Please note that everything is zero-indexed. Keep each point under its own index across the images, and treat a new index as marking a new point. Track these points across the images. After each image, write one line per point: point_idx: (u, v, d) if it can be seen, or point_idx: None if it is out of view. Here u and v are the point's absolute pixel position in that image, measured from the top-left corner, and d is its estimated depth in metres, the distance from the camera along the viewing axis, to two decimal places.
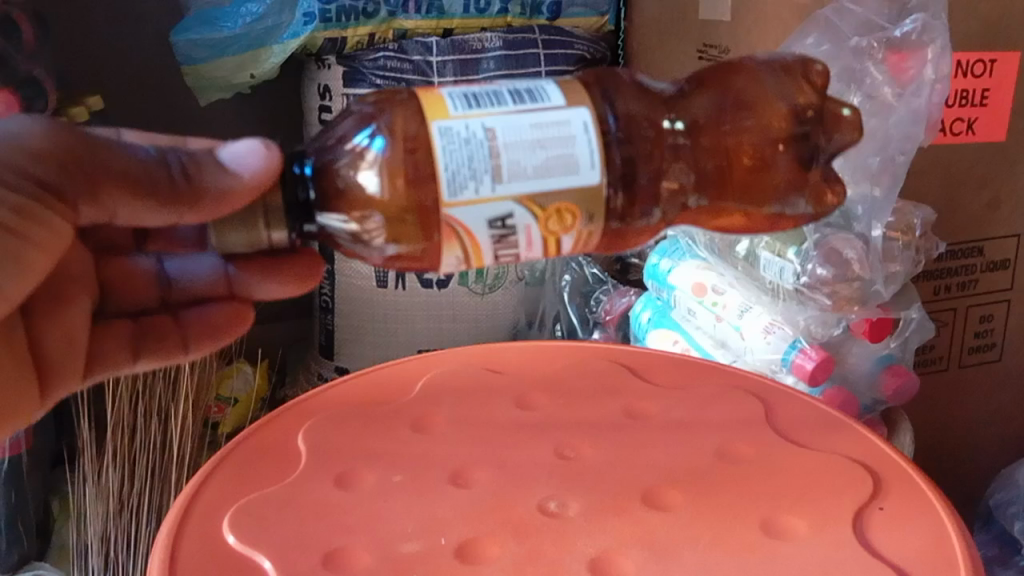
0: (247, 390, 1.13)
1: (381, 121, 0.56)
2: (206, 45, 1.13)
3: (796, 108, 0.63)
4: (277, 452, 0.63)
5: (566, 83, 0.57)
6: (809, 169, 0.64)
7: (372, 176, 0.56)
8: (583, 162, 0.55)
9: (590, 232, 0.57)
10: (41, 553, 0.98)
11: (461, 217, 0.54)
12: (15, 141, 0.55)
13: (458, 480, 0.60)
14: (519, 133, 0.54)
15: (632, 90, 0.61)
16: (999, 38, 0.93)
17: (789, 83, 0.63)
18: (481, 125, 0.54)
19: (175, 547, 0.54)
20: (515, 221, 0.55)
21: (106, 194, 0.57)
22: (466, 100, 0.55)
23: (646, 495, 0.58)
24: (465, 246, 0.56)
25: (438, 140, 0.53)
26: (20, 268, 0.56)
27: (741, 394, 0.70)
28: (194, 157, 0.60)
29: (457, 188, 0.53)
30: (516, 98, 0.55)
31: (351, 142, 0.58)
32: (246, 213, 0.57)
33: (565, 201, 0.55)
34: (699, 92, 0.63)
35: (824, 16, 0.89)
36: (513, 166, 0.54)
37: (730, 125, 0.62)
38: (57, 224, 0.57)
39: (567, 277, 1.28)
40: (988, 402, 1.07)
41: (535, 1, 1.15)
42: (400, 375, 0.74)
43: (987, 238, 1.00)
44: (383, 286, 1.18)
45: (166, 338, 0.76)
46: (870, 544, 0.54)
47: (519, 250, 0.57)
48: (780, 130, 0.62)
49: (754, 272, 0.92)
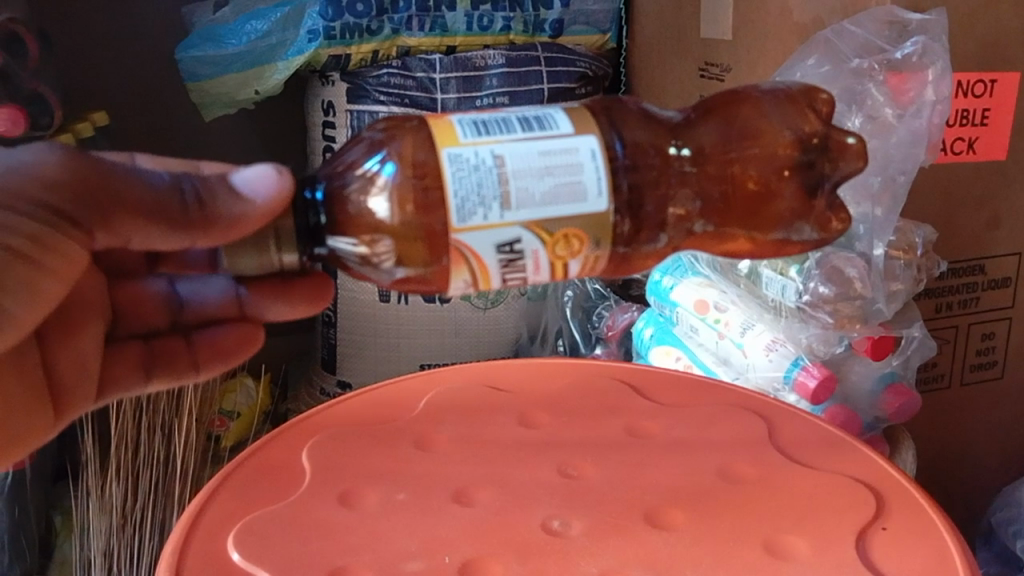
0: (250, 404, 1.14)
1: (392, 148, 0.57)
2: (213, 63, 1.14)
3: (801, 137, 0.63)
4: (281, 469, 0.63)
5: (574, 111, 0.58)
6: (814, 197, 0.65)
7: (383, 202, 0.57)
8: (591, 190, 0.55)
9: (597, 256, 0.57)
10: (43, 569, 0.97)
11: (469, 242, 0.55)
12: (29, 171, 0.55)
13: (460, 498, 0.60)
14: (527, 162, 0.54)
15: (637, 119, 0.62)
16: (997, 59, 0.94)
17: (793, 113, 0.64)
18: (490, 152, 0.54)
19: (180, 564, 0.54)
20: (523, 246, 0.55)
21: (121, 223, 0.57)
22: (476, 128, 0.55)
23: (648, 515, 0.58)
24: (473, 271, 0.56)
25: (448, 167, 0.54)
26: (35, 294, 0.57)
27: (744, 413, 0.70)
28: (207, 182, 0.59)
29: (466, 214, 0.54)
30: (525, 125, 0.56)
31: (362, 167, 0.59)
32: (257, 238, 0.57)
33: (572, 227, 0.56)
34: (704, 121, 0.63)
35: (824, 38, 0.90)
36: (522, 192, 0.54)
37: (736, 154, 0.62)
38: (74, 254, 0.58)
39: (569, 293, 1.27)
40: (989, 420, 1.07)
41: (537, 19, 1.17)
42: (403, 393, 0.74)
43: (988, 256, 1.01)
44: (387, 302, 1.19)
45: (175, 362, 0.77)
46: (874, 564, 0.54)
47: (527, 274, 0.57)
48: (786, 158, 0.63)
49: (756, 289, 0.94)
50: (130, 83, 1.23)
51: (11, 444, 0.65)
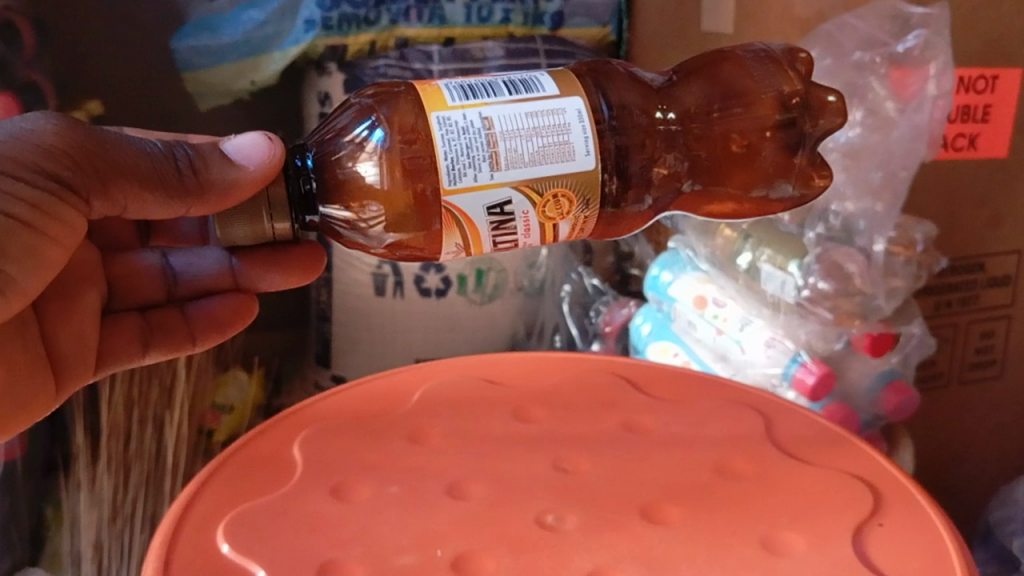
0: (242, 399, 1.12)
1: (381, 113, 0.60)
2: (206, 53, 1.13)
3: (782, 96, 0.69)
4: (272, 461, 0.62)
5: (559, 74, 0.61)
6: (795, 154, 0.70)
7: (371, 166, 0.60)
8: (579, 149, 0.59)
9: (586, 217, 0.61)
10: (33, 560, 0.96)
11: (459, 204, 0.58)
12: (28, 138, 0.56)
13: (454, 492, 0.59)
14: (515, 123, 0.58)
15: (624, 81, 0.66)
16: (999, 55, 0.93)
17: (776, 72, 0.69)
18: (478, 114, 0.58)
19: (170, 556, 0.53)
20: (514, 208, 0.59)
21: (120, 190, 0.58)
22: (463, 92, 0.59)
23: (644, 510, 0.57)
24: (465, 234, 0.59)
25: (437, 129, 0.57)
26: (38, 263, 0.58)
27: (740, 408, 0.69)
28: (200, 152, 0.61)
29: (457, 175, 0.57)
30: (511, 88, 0.60)
31: (351, 133, 0.62)
32: (250, 205, 0.59)
33: (561, 187, 0.59)
34: (688, 83, 0.69)
35: (826, 31, 0.88)
36: (511, 153, 0.58)
37: (719, 112, 0.68)
38: (73, 221, 0.58)
39: (566, 287, 1.26)
40: (987, 418, 1.06)
41: (537, 12, 1.15)
42: (396, 386, 0.73)
43: (988, 254, 1.00)
44: (381, 295, 1.18)
45: (174, 332, 0.78)
46: (870, 561, 0.53)
47: (517, 236, 0.61)
48: (769, 119, 0.69)
49: (755, 285, 0.90)
50: (126, 73, 1.22)
51: (15, 417, 0.67)
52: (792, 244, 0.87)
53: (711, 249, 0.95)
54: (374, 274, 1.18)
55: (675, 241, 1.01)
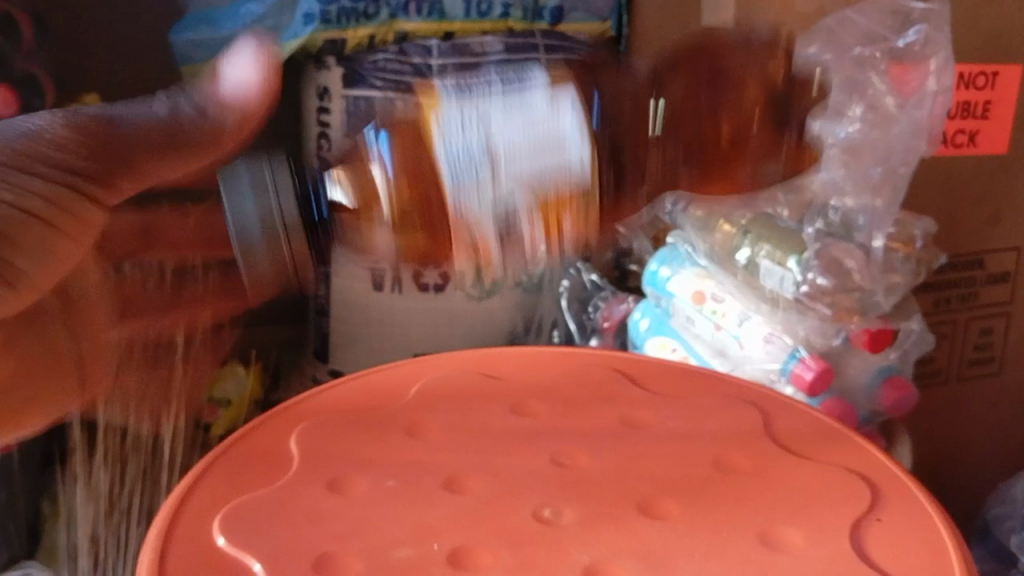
0: (239, 394, 1.11)
1: (389, 131, 0.73)
2: (206, 46, 1.12)
3: (769, 81, 0.87)
4: (268, 456, 0.62)
5: (552, 87, 0.69)
6: (777, 124, 0.90)
7: (382, 179, 0.72)
8: (573, 151, 0.67)
9: (586, 212, 0.69)
10: (30, 553, 0.96)
11: (472, 213, 0.68)
12: (43, 135, 0.59)
13: (451, 486, 0.59)
14: (512, 140, 0.67)
15: (626, 85, 0.78)
16: (1000, 51, 0.93)
17: (761, 58, 0.88)
18: (477, 135, 0.67)
19: (165, 550, 0.52)
20: (516, 214, 0.68)
21: (136, 156, 0.63)
22: (463, 114, 0.69)
23: (642, 505, 0.57)
24: (475, 240, 0.69)
25: (442, 152, 0.67)
26: (52, 258, 0.61)
27: (740, 404, 0.69)
28: (197, 100, 0.67)
29: (466, 189, 0.67)
30: (501, 104, 0.69)
31: (369, 153, 0.73)
32: (254, 158, 0.68)
33: (563, 188, 0.68)
34: (684, 79, 0.83)
35: (827, 27, 0.90)
36: (511, 166, 0.67)
37: (719, 95, 0.83)
38: (83, 206, 0.62)
39: (565, 283, 1.25)
40: (985, 415, 1.06)
41: (536, 6, 1.16)
42: (393, 379, 0.73)
43: (987, 251, 1.00)
44: (379, 290, 1.18)
45: None
46: (869, 557, 0.53)
47: (523, 238, 0.69)
48: (758, 100, 0.86)
49: (754, 281, 0.91)
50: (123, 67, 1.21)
51: None
52: (791, 239, 0.87)
53: (710, 245, 0.96)
54: (371, 270, 1.18)
55: (675, 237, 1.01)
